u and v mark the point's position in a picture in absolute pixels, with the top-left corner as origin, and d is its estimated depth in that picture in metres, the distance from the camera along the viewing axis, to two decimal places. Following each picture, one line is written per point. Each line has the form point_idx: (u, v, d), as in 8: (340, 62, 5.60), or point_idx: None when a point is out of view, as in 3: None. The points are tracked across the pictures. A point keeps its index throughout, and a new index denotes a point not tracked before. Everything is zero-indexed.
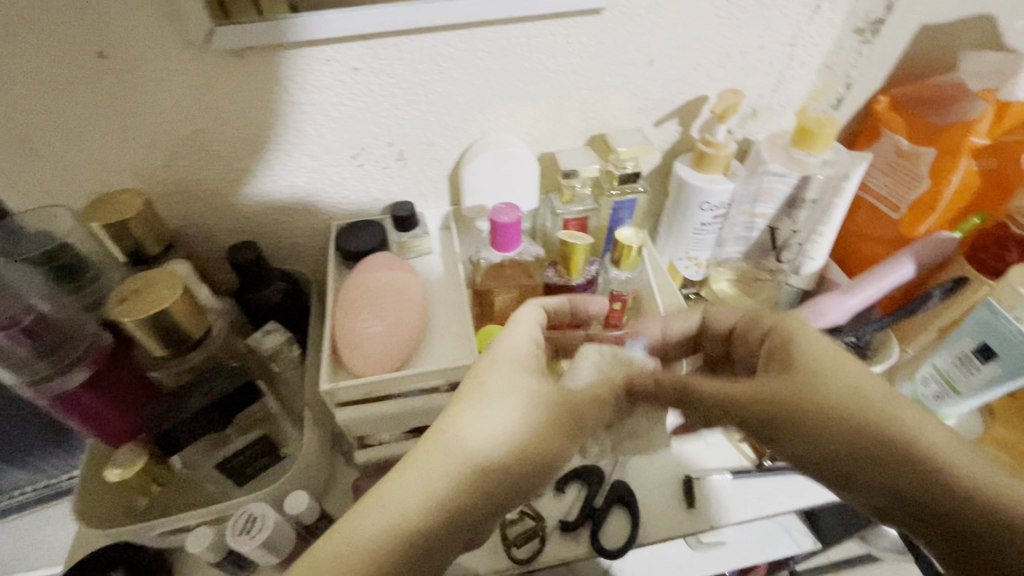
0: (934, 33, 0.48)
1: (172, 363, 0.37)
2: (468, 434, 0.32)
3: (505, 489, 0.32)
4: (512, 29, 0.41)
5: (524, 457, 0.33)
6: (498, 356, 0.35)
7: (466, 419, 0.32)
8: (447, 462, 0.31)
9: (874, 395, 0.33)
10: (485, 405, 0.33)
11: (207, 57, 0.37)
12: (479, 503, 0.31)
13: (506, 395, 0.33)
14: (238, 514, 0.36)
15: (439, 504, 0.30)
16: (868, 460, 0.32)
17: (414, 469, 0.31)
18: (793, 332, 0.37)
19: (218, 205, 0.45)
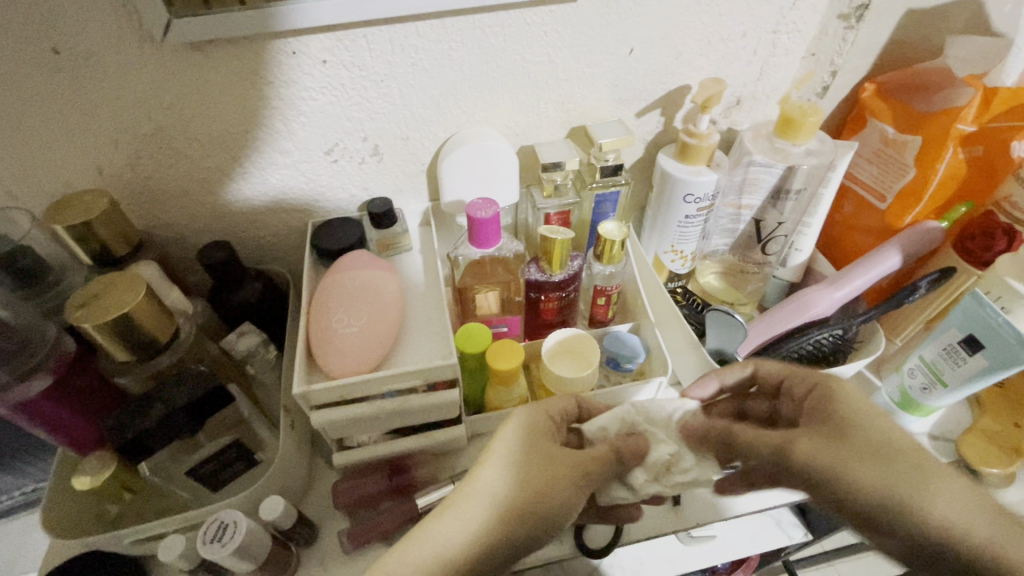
0: (919, 17, 0.46)
1: (138, 368, 0.36)
2: (494, 480, 0.33)
3: (542, 528, 0.32)
4: (486, 18, 0.40)
5: (558, 500, 0.32)
6: (533, 413, 0.36)
7: (503, 461, 0.33)
8: (486, 503, 0.32)
9: (897, 450, 0.32)
10: (525, 451, 0.34)
11: (166, 52, 0.36)
12: (516, 543, 0.31)
13: (535, 440, 0.34)
14: (210, 521, 0.35)
15: (480, 545, 0.31)
16: (887, 517, 0.31)
17: (456, 511, 0.32)
18: (835, 390, 0.35)
19: (188, 205, 0.44)
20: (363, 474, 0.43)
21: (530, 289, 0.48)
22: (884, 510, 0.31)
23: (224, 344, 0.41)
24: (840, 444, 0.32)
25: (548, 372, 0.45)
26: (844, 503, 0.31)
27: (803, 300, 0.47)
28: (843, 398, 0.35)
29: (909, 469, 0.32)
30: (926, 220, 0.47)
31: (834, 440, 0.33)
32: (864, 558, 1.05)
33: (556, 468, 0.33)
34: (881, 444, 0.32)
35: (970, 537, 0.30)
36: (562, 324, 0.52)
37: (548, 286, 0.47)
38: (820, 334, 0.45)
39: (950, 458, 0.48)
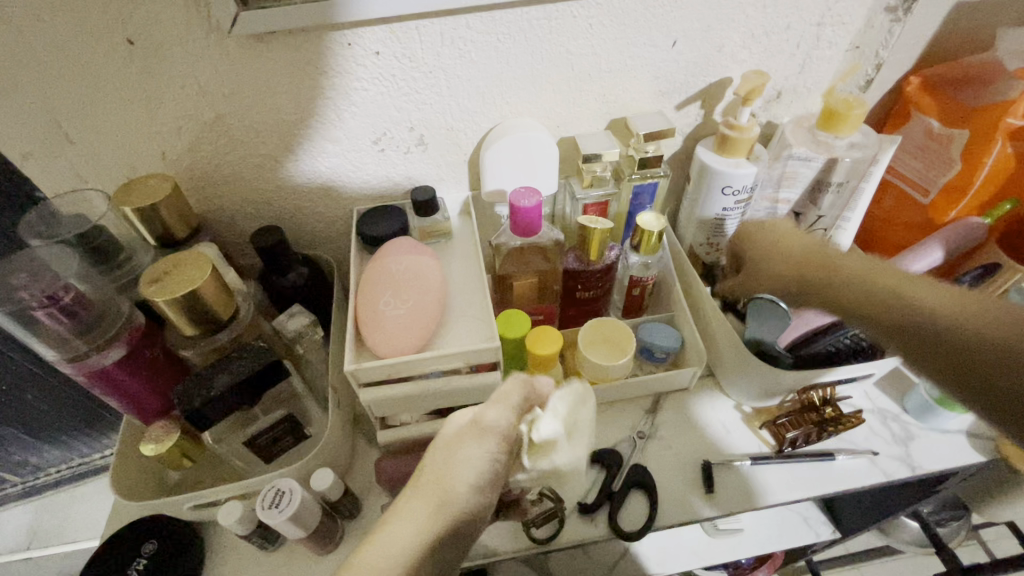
0: (969, 10, 0.46)
1: (201, 342, 0.39)
2: (446, 480, 0.31)
3: (469, 527, 0.30)
4: (533, 11, 0.41)
5: (491, 490, 0.32)
6: (467, 423, 0.34)
7: (438, 477, 0.31)
8: (422, 514, 0.29)
9: (824, 250, 0.41)
10: (456, 460, 0.32)
11: (230, 43, 0.38)
12: (453, 552, 0.29)
13: (463, 445, 0.32)
14: (267, 488, 0.37)
15: (422, 562, 0.27)
16: (856, 305, 0.37)
17: (388, 533, 0.28)
18: (751, 230, 0.46)
19: (242, 190, 0.46)
20: (405, 452, 0.45)
21: (567, 277, 0.49)
22: (845, 295, 0.37)
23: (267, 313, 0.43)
24: (803, 263, 0.41)
25: (584, 360, 0.46)
26: (833, 291, 0.38)
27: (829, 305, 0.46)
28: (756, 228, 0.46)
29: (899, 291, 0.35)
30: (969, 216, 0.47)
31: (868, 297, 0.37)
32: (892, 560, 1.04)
33: (491, 464, 0.33)
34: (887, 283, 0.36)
35: (923, 298, 0.34)
36: (596, 313, 0.52)
37: (584, 275, 0.48)
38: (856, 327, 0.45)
39: (989, 456, 0.47)
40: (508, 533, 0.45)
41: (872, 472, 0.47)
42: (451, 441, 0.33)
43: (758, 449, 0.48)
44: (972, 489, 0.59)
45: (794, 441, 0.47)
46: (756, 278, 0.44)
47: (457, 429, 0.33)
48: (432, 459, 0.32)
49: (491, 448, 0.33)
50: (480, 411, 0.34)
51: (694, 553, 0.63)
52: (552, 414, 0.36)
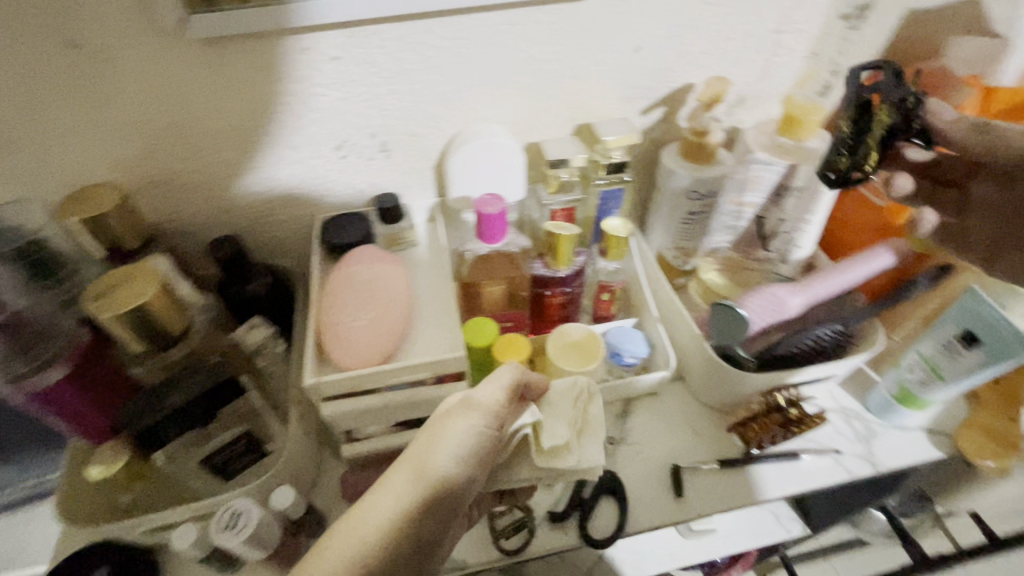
0: (920, 18, 0.47)
1: (152, 359, 0.37)
2: (427, 459, 0.33)
3: (450, 498, 0.32)
4: (494, 16, 0.40)
5: (476, 465, 0.33)
6: (460, 403, 0.35)
7: (422, 451, 0.33)
8: (400, 489, 0.32)
9: None
10: (438, 434, 0.34)
11: (179, 48, 0.36)
12: (434, 520, 0.32)
13: (449, 420, 0.34)
14: (222, 509, 0.36)
15: (399, 529, 0.30)
16: None
17: (373, 503, 0.31)
18: None
19: (199, 198, 0.45)
20: (371, 465, 0.44)
21: (535, 284, 0.49)
22: None
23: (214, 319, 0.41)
24: None
25: (552, 367, 0.46)
26: None
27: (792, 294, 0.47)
28: None
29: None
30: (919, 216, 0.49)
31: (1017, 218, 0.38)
32: (864, 551, 1.06)
33: (476, 441, 0.34)
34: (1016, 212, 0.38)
35: None
36: (567, 319, 0.52)
37: (552, 281, 0.48)
38: (820, 330, 0.46)
39: (947, 451, 0.49)
40: (477, 545, 0.44)
41: (837, 469, 0.48)
42: (440, 415, 0.35)
43: (727, 452, 0.49)
44: (934, 483, 0.60)
45: (761, 443, 0.48)
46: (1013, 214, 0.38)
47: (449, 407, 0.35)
48: (420, 436, 0.34)
49: (475, 424, 0.34)
50: (469, 391, 0.36)
51: (669, 555, 0.63)
52: (557, 421, 0.39)
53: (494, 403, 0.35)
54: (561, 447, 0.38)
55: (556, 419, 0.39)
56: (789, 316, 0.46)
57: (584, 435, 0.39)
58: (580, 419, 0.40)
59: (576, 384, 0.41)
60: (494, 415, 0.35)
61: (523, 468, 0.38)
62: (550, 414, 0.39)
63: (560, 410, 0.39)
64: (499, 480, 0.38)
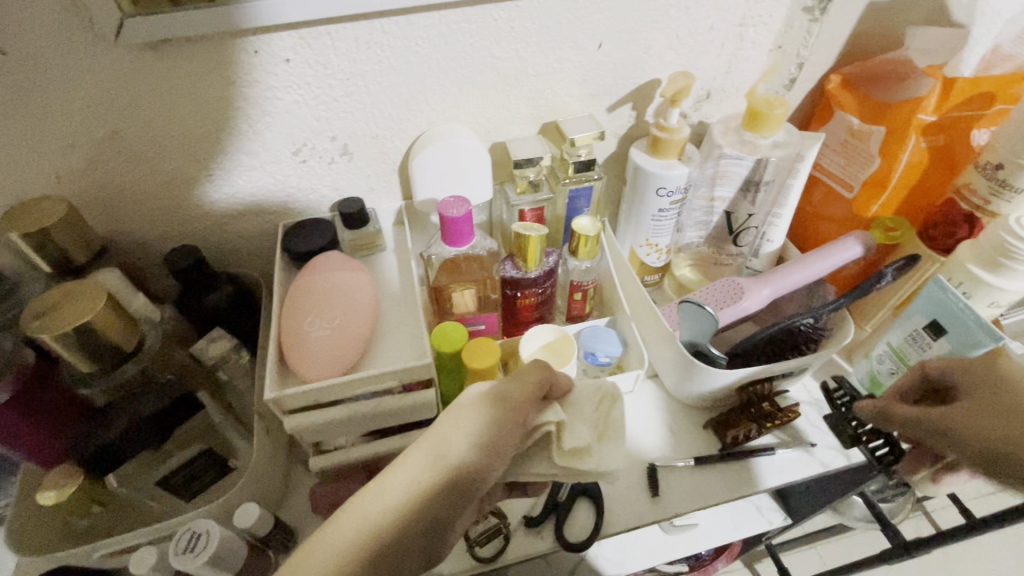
0: (881, 9, 0.47)
1: (100, 380, 0.36)
2: (446, 446, 0.32)
3: (463, 487, 0.32)
4: (451, 14, 0.39)
5: (493, 456, 0.33)
6: (486, 393, 0.35)
7: (439, 436, 0.33)
8: (415, 470, 0.32)
9: None
10: (458, 421, 0.33)
11: (120, 52, 0.35)
12: (448, 504, 0.31)
13: (470, 409, 0.34)
14: (182, 531, 0.35)
15: (409, 511, 0.30)
16: None
17: (386, 485, 0.31)
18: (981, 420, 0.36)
19: (152, 208, 0.43)
20: (340, 477, 0.43)
21: (506, 286, 0.48)
22: None
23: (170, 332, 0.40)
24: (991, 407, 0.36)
25: None
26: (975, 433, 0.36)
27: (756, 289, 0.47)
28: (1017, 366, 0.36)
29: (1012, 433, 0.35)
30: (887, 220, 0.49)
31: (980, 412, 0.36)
32: (846, 537, 1.08)
33: (496, 432, 0.33)
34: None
35: None
36: (540, 319, 0.52)
37: (523, 282, 0.47)
38: (790, 324, 0.45)
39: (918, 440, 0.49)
40: (452, 553, 0.44)
41: (810, 462, 0.48)
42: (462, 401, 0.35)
43: (702, 449, 0.49)
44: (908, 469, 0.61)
45: (739, 437, 0.47)
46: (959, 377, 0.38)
47: (473, 397, 0.35)
48: (440, 420, 0.34)
49: (495, 415, 0.34)
50: (494, 383, 0.35)
51: (651, 552, 0.63)
52: (580, 425, 0.38)
53: (521, 398, 0.35)
54: (582, 449, 0.37)
55: (579, 421, 0.38)
56: (747, 309, 0.46)
57: (604, 434, 0.39)
58: (603, 420, 0.40)
59: (602, 385, 0.41)
60: (518, 406, 0.34)
61: (542, 462, 0.37)
62: (575, 416, 0.39)
63: (582, 410, 0.39)
64: (514, 472, 0.38)
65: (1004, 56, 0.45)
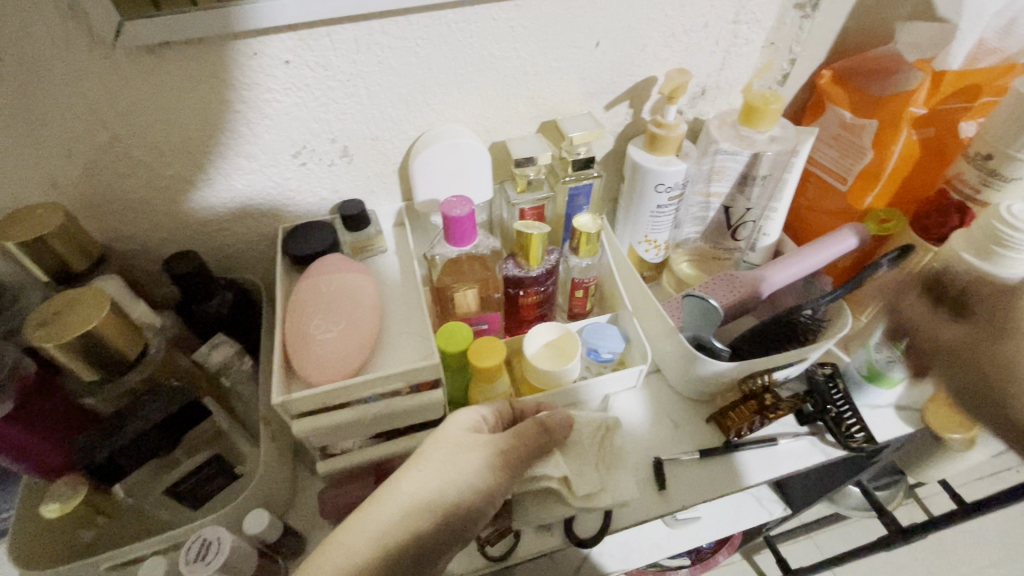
0: (871, 5, 0.48)
1: (106, 389, 0.35)
2: (426, 486, 0.34)
3: (459, 522, 0.34)
4: (451, 14, 0.39)
5: (477, 498, 0.35)
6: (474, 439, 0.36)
7: (430, 473, 0.34)
8: (399, 510, 0.33)
9: None
10: (455, 459, 0.35)
11: (119, 56, 0.34)
12: (429, 544, 0.33)
13: (467, 451, 0.35)
14: (192, 539, 0.34)
15: (398, 546, 0.32)
16: None
17: (374, 515, 0.33)
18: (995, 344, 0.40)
19: (151, 214, 0.43)
20: (349, 480, 0.43)
21: (508, 285, 0.48)
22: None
23: (171, 340, 0.40)
24: (988, 335, 0.40)
25: (529, 369, 0.45)
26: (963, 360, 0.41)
27: (757, 282, 0.47)
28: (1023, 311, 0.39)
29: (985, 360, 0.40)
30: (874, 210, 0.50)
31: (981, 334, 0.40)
32: (841, 525, 1.10)
33: (480, 474, 0.35)
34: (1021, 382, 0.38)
35: None
36: (543, 317, 0.52)
37: (525, 281, 0.47)
38: (789, 314, 0.45)
39: (917, 427, 0.50)
40: (462, 555, 0.43)
41: (814, 452, 0.49)
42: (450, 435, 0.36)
43: (706, 442, 0.49)
44: (903, 456, 0.63)
45: (740, 431, 0.48)
46: (982, 292, 0.42)
47: (458, 432, 0.36)
48: (425, 454, 0.35)
49: (480, 457, 0.35)
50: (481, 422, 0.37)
51: (655, 546, 0.63)
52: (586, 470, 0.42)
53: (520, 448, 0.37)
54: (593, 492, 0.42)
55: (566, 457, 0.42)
56: (746, 300, 0.47)
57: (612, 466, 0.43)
58: (607, 455, 0.44)
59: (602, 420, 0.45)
60: (504, 452, 0.36)
61: (557, 508, 0.41)
62: (570, 453, 0.42)
63: (585, 453, 0.43)
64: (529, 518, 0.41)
65: (989, 49, 0.45)
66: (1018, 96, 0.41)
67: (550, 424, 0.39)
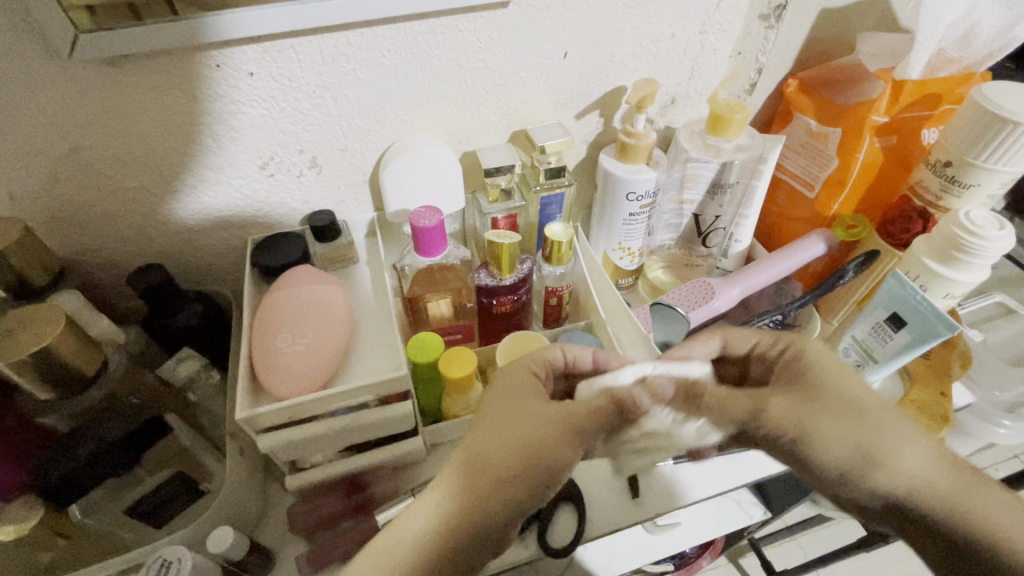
0: (834, 16, 0.49)
1: (62, 407, 0.34)
2: (484, 449, 0.32)
3: (536, 490, 0.31)
4: (416, 26, 0.39)
5: (550, 452, 0.32)
6: (527, 388, 0.35)
7: (488, 431, 0.33)
8: (456, 477, 0.32)
9: (871, 413, 0.35)
10: (517, 430, 0.32)
11: (76, 68, 0.34)
12: (500, 511, 0.31)
13: (526, 406, 0.34)
14: (151, 560, 0.34)
15: (462, 516, 0.31)
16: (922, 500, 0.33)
17: (429, 496, 0.32)
18: (807, 356, 0.37)
19: (115, 226, 0.42)
20: (319, 495, 0.42)
21: (481, 294, 0.48)
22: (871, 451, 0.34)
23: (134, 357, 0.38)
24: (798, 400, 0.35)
25: None
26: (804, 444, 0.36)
27: (733, 288, 0.48)
28: (809, 362, 0.37)
29: (889, 436, 0.34)
30: (823, 232, 0.48)
31: (803, 400, 0.35)
32: (825, 527, 1.11)
33: (543, 429, 0.32)
34: (856, 427, 0.34)
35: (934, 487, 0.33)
36: (519, 326, 0.51)
37: (500, 290, 0.47)
38: (761, 322, 0.47)
39: None
40: None
41: (786, 457, 0.49)
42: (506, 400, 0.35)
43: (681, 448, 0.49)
44: None
45: None
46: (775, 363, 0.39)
47: (512, 386, 0.35)
48: (479, 415, 0.34)
49: (542, 409, 0.34)
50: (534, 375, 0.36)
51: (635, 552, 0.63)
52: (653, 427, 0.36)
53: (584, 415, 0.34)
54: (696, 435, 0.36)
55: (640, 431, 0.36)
56: (720, 310, 0.48)
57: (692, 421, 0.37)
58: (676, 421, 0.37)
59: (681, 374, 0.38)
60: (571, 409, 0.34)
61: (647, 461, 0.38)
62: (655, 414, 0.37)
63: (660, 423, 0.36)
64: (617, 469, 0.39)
65: (949, 59, 0.46)
66: (974, 105, 0.42)
67: (624, 399, 0.36)
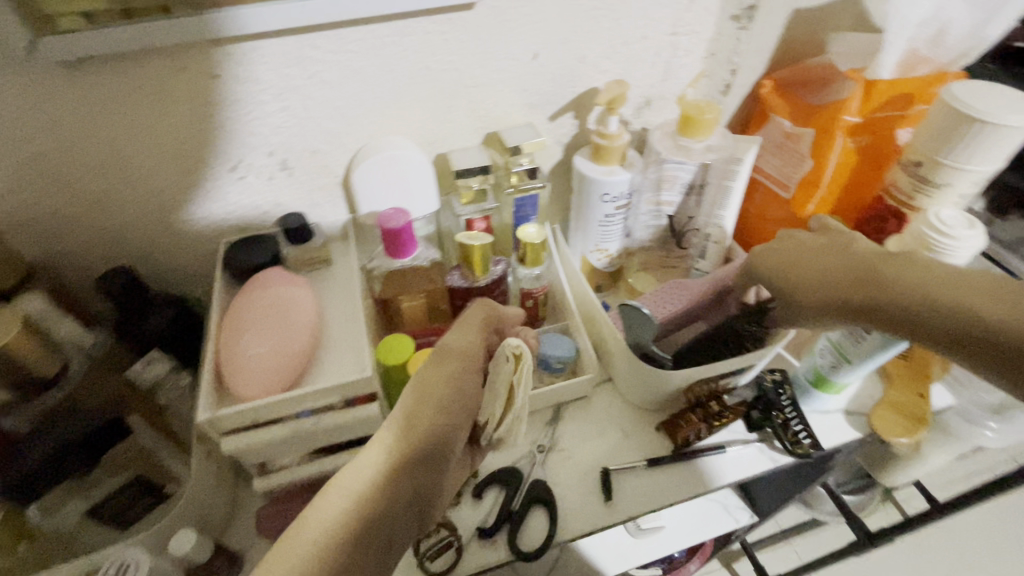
0: (806, 17, 0.49)
1: (24, 407, 0.35)
2: (403, 423, 0.31)
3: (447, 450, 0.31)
4: (381, 28, 0.39)
5: (454, 413, 0.32)
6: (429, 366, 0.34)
7: (405, 411, 0.31)
8: (381, 445, 0.29)
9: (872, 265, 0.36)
10: (427, 398, 0.32)
11: (37, 72, 0.34)
12: (423, 473, 0.29)
13: (434, 376, 0.33)
14: (108, 562, 0.34)
15: (388, 482, 0.28)
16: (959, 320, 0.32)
17: (354, 465, 0.29)
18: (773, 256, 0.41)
19: (84, 228, 0.42)
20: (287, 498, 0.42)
21: (455, 296, 0.47)
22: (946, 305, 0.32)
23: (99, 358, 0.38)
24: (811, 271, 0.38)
25: None
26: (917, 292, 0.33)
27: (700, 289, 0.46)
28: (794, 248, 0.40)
29: (966, 283, 0.32)
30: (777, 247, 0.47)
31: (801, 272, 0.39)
32: (821, 530, 1.10)
33: (451, 392, 0.32)
34: (942, 280, 0.33)
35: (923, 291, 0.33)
36: None
37: (474, 291, 0.47)
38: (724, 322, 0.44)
39: (863, 431, 0.51)
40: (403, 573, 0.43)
41: (762, 460, 0.49)
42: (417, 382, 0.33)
43: (655, 451, 0.49)
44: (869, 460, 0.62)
45: (689, 438, 0.47)
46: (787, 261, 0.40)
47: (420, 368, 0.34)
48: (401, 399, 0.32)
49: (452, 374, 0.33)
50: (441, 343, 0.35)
51: (619, 556, 0.63)
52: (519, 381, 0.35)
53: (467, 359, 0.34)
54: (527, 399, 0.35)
55: (509, 412, 0.35)
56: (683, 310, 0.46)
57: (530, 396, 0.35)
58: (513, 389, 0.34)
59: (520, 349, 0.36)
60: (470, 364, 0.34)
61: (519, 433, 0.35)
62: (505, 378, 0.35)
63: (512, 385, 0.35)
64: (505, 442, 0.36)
65: (923, 58, 0.46)
66: (943, 105, 0.42)
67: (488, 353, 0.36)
